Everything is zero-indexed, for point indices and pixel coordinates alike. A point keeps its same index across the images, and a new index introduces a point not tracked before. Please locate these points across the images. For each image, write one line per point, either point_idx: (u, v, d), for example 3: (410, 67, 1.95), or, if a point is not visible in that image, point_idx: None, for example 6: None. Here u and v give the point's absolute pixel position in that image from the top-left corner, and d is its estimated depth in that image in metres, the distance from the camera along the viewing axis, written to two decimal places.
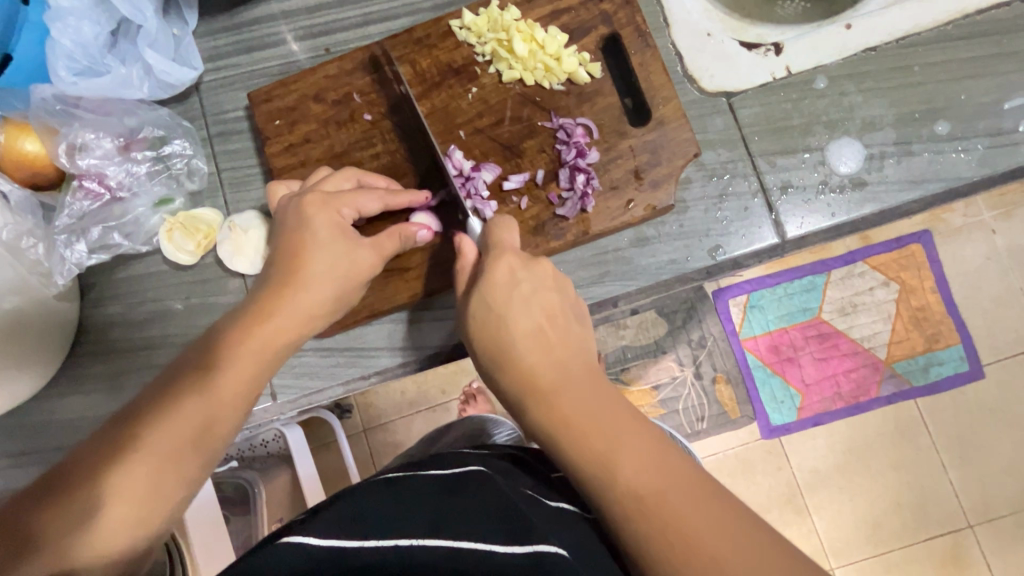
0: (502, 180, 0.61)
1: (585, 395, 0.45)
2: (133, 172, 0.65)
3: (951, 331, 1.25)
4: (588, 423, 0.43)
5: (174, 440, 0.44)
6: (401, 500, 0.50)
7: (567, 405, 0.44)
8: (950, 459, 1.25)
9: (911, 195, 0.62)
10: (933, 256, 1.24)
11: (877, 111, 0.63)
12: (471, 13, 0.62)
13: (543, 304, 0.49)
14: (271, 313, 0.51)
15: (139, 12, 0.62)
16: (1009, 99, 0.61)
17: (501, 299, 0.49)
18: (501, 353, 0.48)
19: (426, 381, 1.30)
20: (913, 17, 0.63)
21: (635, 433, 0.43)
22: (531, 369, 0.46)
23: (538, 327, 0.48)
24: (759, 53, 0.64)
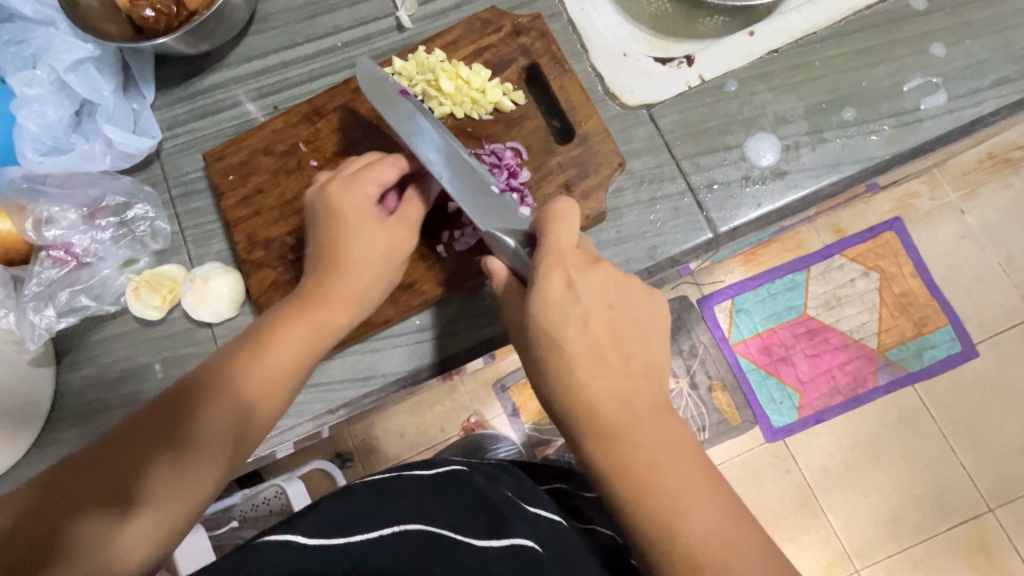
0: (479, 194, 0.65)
1: (653, 435, 0.49)
2: (98, 239, 0.69)
3: (936, 313, 1.27)
4: (653, 470, 0.48)
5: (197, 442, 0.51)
6: (388, 499, 0.53)
7: (637, 456, 0.48)
8: (958, 443, 1.24)
9: (830, 178, 0.65)
10: (907, 243, 1.28)
11: (786, 105, 0.67)
12: (400, 60, 0.67)
13: (604, 325, 0.51)
14: (321, 299, 0.58)
15: (96, 91, 0.69)
16: (907, 82, 0.65)
17: (563, 318, 0.51)
18: (565, 377, 0.50)
19: (425, 421, 1.35)
20: (810, 18, 0.68)
21: (686, 464, 0.49)
22: (611, 412, 0.49)
23: (599, 352, 0.50)
24: (672, 66, 0.69)
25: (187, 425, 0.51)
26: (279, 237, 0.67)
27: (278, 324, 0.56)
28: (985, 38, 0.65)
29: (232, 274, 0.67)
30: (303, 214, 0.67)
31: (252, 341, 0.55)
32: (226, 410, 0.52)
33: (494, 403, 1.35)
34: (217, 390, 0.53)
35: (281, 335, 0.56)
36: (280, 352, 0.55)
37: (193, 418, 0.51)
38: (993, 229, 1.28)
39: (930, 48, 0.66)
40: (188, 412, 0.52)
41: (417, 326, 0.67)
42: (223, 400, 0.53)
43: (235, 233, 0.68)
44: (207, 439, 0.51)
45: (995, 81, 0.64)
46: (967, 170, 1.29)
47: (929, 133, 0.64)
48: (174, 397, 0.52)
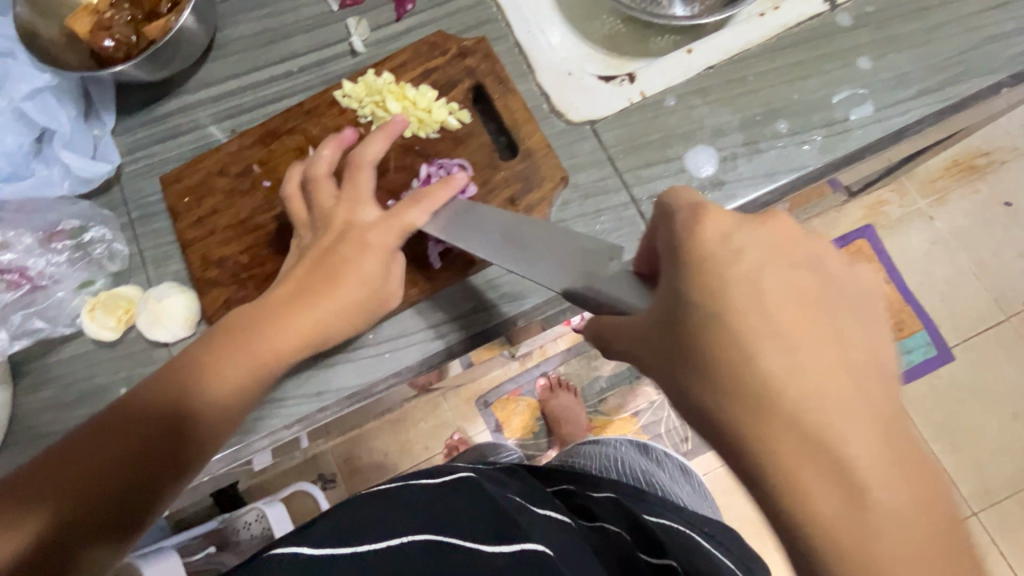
0: None
1: (867, 423, 0.34)
2: (55, 261, 0.70)
3: (910, 317, 1.29)
4: (882, 531, 0.32)
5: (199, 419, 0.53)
6: (394, 507, 0.51)
7: (870, 499, 0.33)
8: (938, 446, 1.24)
9: (767, 187, 0.67)
10: (879, 249, 1.31)
11: (723, 119, 0.69)
12: (350, 83, 0.71)
13: (797, 298, 0.37)
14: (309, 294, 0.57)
15: (54, 119, 0.71)
16: (836, 94, 0.68)
17: (736, 289, 0.37)
18: (741, 373, 0.36)
19: (408, 440, 1.35)
20: (744, 36, 0.71)
21: (932, 517, 0.33)
22: (806, 397, 0.35)
23: (788, 333, 0.36)
24: (614, 83, 0.72)
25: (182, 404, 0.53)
26: (233, 256, 0.68)
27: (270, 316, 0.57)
28: (909, 51, 0.68)
29: (187, 293, 0.69)
30: (256, 233, 0.69)
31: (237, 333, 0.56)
32: (222, 391, 0.54)
33: (477, 419, 1.35)
34: (225, 369, 0.54)
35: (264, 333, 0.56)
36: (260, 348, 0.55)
37: (180, 395, 0.53)
38: (960, 233, 1.31)
39: (856, 61, 0.69)
40: (184, 392, 0.53)
41: (370, 339, 0.68)
42: (217, 388, 0.54)
43: (190, 253, 0.69)
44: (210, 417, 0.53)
45: (919, 90, 0.67)
46: (932, 177, 1.33)
47: (859, 142, 0.67)
48: (170, 380, 0.54)
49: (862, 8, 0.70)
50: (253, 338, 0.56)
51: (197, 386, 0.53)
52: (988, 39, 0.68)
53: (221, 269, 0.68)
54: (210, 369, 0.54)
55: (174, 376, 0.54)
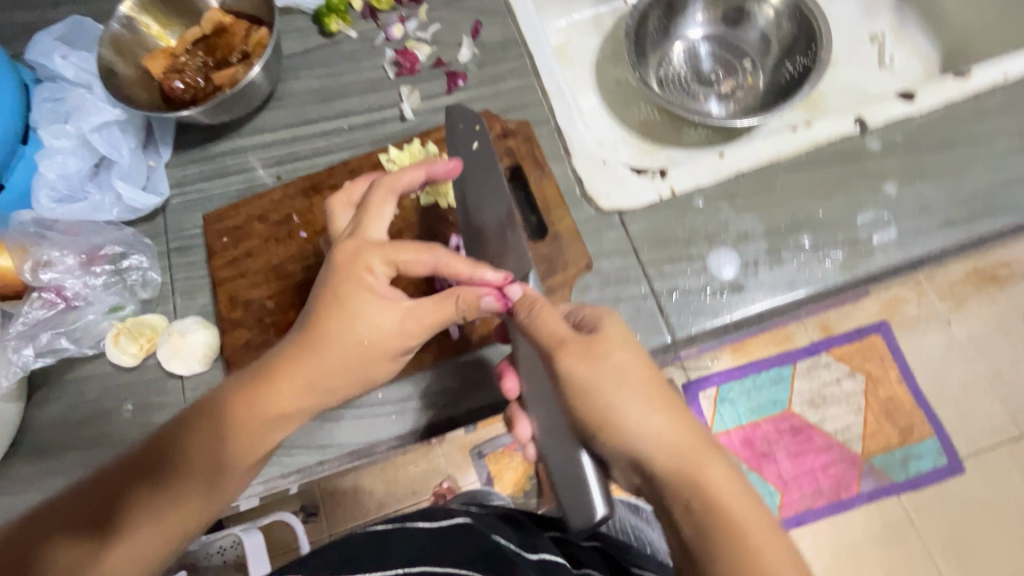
0: None
1: (717, 461, 0.51)
2: (91, 283, 0.72)
3: (922, 422, 1.26)
4: (737, 528, 0.47)
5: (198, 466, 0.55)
6: (388, 545, 0.54)
7: (706, 506, 0.49)
8: (944, 564, 1.19)
9: (786, 296, 0.68)
10: (893, 347, 1.31)
11: (748, 224, 0.71)
12: (396, 149, 0.76)
13: (632, 375, 0.55)
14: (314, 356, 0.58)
15: (115, 150, 0.77)
16: (861, 214, 0.70)
17: (593, 371, 0.54)
18: (608, 428, 0.53)
19: (397, 481, 1.33)
20: (776, 147, 0.74)
21: (754, 515, 0.49)
22: (674, 446, 0.52)
23: (635, 397, 0.54)
24: (647, 176, 0.74)
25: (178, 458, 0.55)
26: (260, 300, 0.70)
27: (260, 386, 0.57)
28: (937, 182, 0.70)
29: (210, 329, 0.70)
30: (285, 281, 0.71)
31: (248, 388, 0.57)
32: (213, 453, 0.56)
33: (469, 470, 1.33)
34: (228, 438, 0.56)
35: (263, 400, 0.57)
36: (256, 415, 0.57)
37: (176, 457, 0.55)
38: (978, 342, 1.30)
39: (882, 186, 0.71)
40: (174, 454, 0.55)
41: (380, 399, 0.69)
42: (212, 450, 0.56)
43: (218, 291, 0.71)
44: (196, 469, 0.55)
45: (943, 222, 0.69)
46: (951, 283, 1.33)
47: (881, 264, 0.68)
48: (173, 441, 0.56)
49: (891, 135, 0.73)
50: (265, 410, 0.57)
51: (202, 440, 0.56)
52: (1013, 180, 0.70)
53: (246, 311, 0.70)
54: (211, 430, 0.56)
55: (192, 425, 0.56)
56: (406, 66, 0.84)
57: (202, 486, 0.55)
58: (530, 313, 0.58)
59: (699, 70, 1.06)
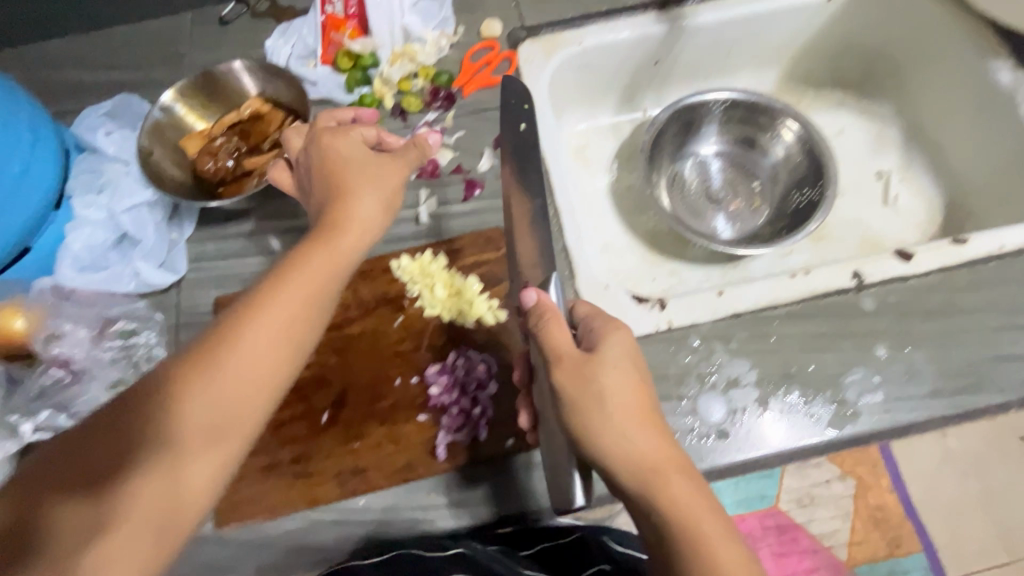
0: (469, 406, 0.69)
1: (683, 477, 0.52)
2: (98, 356, 0.74)
3: (910, 536, 1.22)
4: (694, 523, 0.50)
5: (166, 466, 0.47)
6: None
7: (671, 502, 0.51)
8: None
9: (772, 448, 0.69)
10: (887, 453, 1.26)
11: (740, 370, 0.73)
12: (407, 258, 0.78)
13: (615, 377, 0.56)
14: (267, 307, 0.53)
15: (142, 230, 0.80)
16: (849, 373, 0.72)
17: (575, 379, 0.56)
18: (587, 429, 0.54)
19: None
20: (773, 293, 0.76)
21: (713, 516, 0.50)
22: (642, 454, 0.53)
23: (614, 399, 0.55)
24: (645, 306, 0.77)
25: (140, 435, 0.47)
26: None
27: (226, 340, 0.51)
28: (926, 349, 0.72)
29: None
30: None
31: (213, 342, 0.51)
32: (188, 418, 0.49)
33: None
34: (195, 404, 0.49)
35: (238, 346, 0.51)
36: (228, 371, 0.51)
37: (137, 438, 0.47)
38: (977, 460, 1.26)
39: (874, 347, 0.73)
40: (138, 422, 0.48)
41: (360, 505, 0.66)
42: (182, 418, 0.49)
43: None
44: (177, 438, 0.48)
45: (931, 391, 0.70)
46: None
47: (866, 426, 0.69)
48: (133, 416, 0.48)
49: (885, 295, 0.76)
50: (230, 376, 0.50)
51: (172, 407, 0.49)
52: (1003, 357, 0.72)
53: None
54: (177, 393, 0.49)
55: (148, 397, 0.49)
56: (428, 169, 0.87)
57: (181, 459, 0.48)
58: (539, 320, 0.61)
59: (709, 187, 1.10)
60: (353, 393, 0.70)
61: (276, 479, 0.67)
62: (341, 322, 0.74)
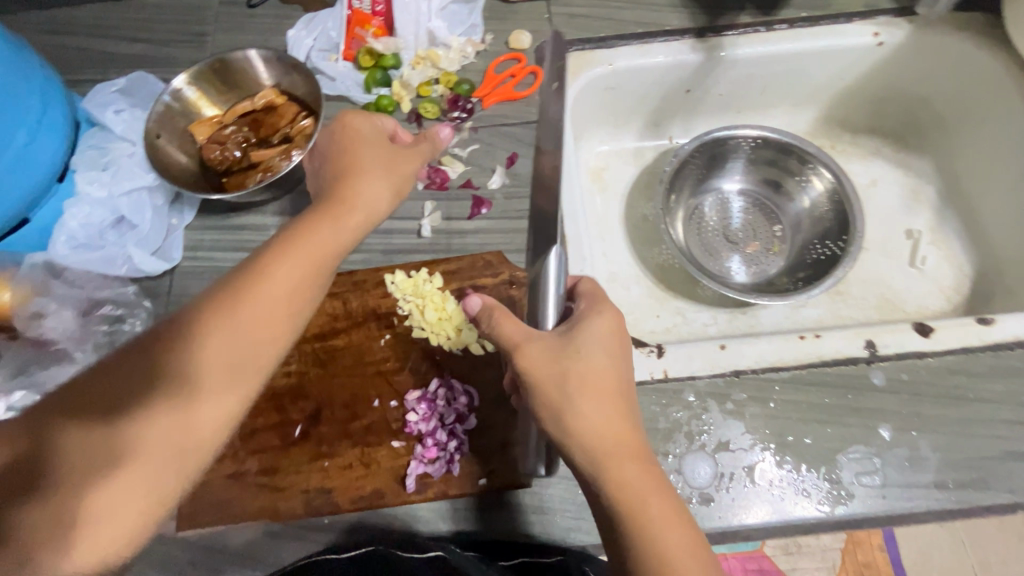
0: (446, 440, 0.67)
1: (641, 462, 0.53)
2: (82, 338, 0.74)
3: None
4: (646, 505, 0.50)
5: (182, 411, 0.47)
6: None
7: (627, 483, 0.51)
8: None
9: (754, 519, 0.66)
10: None
11: (733, 433, 0.70)
12: (403, 274, 0.75)
13: (584, 357, 0.57)
14: (281, 259, 0.54)
15: (140, 215, 0.79)
16: (848, 450, 0.68)
17: (544, 359, 0.57)
18: (553, 408, 0.55)
19: None
20: (778, 354, 0.73)
21: (665, 499, 0.51)
22: (602, 435, 0.53)
23: (580, 379, 0.55)
24: (643, 351, 0.74)
25: (152, 377, 0.47)
26: None
27: (242, 288, 0.52)
28: (933, 435, 0.68)
29: None
30: None
31: (230, 290, 0.52)
32: (200, 361, 0.49)
33: None
34: (207, 348, 0.49)
35: (257, 289, 0.52)
36: (243, 320, 0.51)
37: (147, 381, 0.47)
38: None
39: (877, 426, 0.69)
40: (150, 365, 0.47)
41: (323, 524, 0.65)
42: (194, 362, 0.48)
43: None
44: (191, 383, 0.48)
45: (932, 481, 0.66)
46: None
47: (858, 510, 0.66)
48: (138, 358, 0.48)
49: (898, 372, 0.71)
50: (246, 324, 0.51)
51: (188, 345, 0.49)
52: (1014, 454, 0.67)
53: None
54: (192, 333, 0.49)
55: (161, 339, 0.49)
56: (436, 181, 0.84)
57: (195, 407, 0.48)
58: (489, 319, 0.63)
59: (728, 226, 1.05)
60: (330, 409, 0.69)
61: (242, 489, 0.66)
62: (326, 333, 0.73)
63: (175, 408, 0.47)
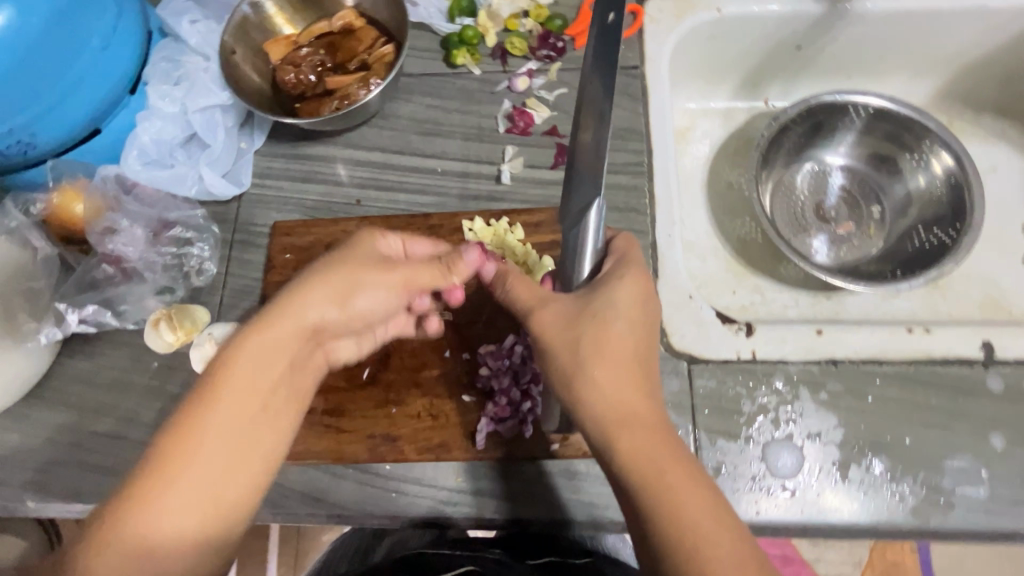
0: (519, 401, 0.63)
1: (654, 424, 0.49)
2: (151, 260, 0.72)
3: None
4: (660, 466, 0.46)
5: (225, 445, 0.47)
6: None
7: (636, 444, 0.47)
8: None
9: (839, 519, 0.61)
10: None
11: (823, 424, 0.65)
12: (481, 222, 0.72)
13: (595, 315, 0.53)
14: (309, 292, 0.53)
15: (212, 134, 0.76)
16: (951, 458, 0.62)
17: (550, 321, 0.54)
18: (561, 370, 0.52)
19: None
20: (883, 346, 0.67)
21: (681, 461, 0.47)
22: (613, 396, 0.50)
23: (590, 336, 0.52)
24: (730, 328, 0.69)
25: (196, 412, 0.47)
26: None
27: (277, 312, 0.52)
28: None
29: None
30: None
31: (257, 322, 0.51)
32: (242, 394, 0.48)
33: None
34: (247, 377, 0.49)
35: (286, 322, 0.52)
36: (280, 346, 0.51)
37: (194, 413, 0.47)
38: None
39: (988, 435, 0.63)
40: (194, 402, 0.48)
41: (384, 472, 0.63)
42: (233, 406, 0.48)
43: None
44: (233, 418, 0.47)
45: None
46: None
47: (956, 523, 0.60)
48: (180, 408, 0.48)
49: (1016, 379, 0.65)
50: (276, 353, 0.51)
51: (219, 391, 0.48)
52: None
53: None
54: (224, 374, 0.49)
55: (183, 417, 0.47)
56: (519, 126, 0.79)
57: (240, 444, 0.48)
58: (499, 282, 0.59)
59: (822, 203, 0.97)
60: (398, 356, 0.66)
61: (306, 426, 0.64)
62: None
63: (219, 445, 0.47)
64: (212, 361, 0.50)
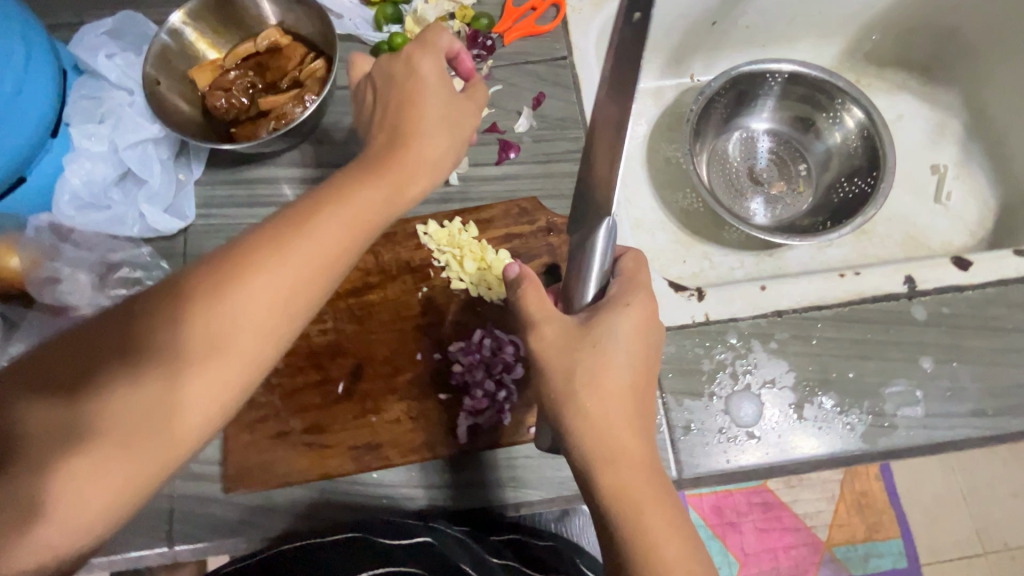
0: (494, 390, 0.66)
1: (643, 456, 0.51)
2: (101, 306, 0.70)
3: (891, 522, 1.24)
4: (641, 503, 0.49)
5: (148, 423, 0.42)
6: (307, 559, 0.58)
7: (623, 480, 0.50)
8: None
9: (799, 455, 0.67)
10: None
11: (777, 372, 0.70)
12: (436, 225, 0.72)
13: (598, 348, 0.53)
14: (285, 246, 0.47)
15: (148, 169, 0.74)
16: (891, 385, 0.69)
17: (553, 350, 0.54)
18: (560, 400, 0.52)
19: None
20: (820, 292, 0.72)
21: (662, 499, 0.50)
22: (609, 427, 0.51)
23: (590, 370, 0.52)
24: (683, 295, 0.73)
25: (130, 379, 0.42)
26: None
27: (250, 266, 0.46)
28: (971, 366, 0.69)
29: None
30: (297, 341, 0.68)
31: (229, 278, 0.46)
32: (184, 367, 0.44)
33: None
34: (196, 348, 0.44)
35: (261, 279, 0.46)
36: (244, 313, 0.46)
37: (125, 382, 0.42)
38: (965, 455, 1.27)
39: (919, 359, 0.70)
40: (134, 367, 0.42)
41: (373, 479, 0.64)
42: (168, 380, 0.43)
43: None
44: (168, 395, 0.43)
45: (971, 410, 0.68)
46: None
47: (901, 441, 0.67)
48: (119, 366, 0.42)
49: (939, 305, 0.72)
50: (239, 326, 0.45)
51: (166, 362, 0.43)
52: None
53: None
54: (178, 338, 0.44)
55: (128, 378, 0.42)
56: None
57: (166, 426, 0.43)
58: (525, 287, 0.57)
59: (754, 166, 1.03)
60: (371, 365, 0.67)
61: (289, 447, 0.65)
62: (361, 289, 0.70)
63: (140, 426, 0.42)
64: (180, 315, 0.45)
